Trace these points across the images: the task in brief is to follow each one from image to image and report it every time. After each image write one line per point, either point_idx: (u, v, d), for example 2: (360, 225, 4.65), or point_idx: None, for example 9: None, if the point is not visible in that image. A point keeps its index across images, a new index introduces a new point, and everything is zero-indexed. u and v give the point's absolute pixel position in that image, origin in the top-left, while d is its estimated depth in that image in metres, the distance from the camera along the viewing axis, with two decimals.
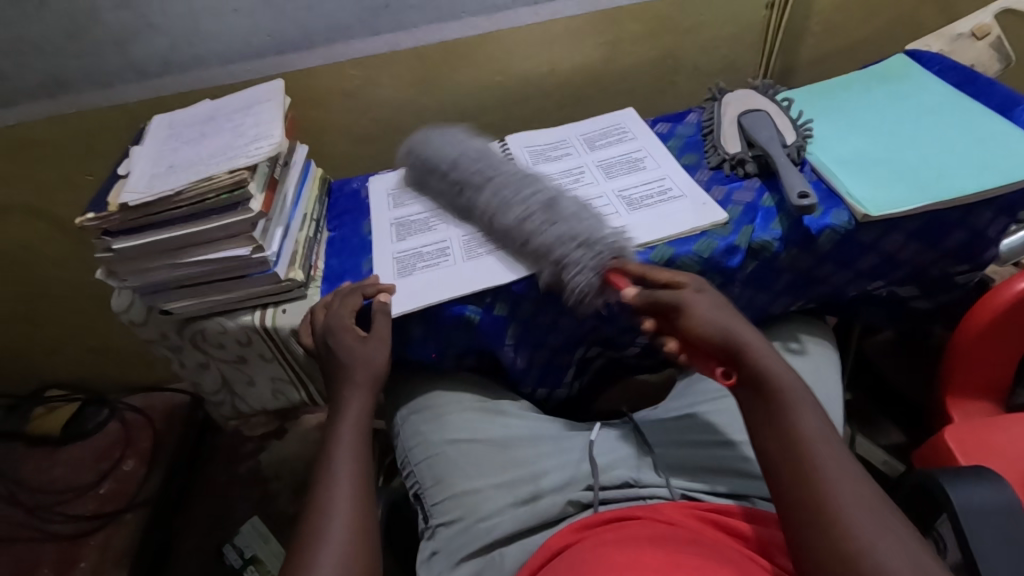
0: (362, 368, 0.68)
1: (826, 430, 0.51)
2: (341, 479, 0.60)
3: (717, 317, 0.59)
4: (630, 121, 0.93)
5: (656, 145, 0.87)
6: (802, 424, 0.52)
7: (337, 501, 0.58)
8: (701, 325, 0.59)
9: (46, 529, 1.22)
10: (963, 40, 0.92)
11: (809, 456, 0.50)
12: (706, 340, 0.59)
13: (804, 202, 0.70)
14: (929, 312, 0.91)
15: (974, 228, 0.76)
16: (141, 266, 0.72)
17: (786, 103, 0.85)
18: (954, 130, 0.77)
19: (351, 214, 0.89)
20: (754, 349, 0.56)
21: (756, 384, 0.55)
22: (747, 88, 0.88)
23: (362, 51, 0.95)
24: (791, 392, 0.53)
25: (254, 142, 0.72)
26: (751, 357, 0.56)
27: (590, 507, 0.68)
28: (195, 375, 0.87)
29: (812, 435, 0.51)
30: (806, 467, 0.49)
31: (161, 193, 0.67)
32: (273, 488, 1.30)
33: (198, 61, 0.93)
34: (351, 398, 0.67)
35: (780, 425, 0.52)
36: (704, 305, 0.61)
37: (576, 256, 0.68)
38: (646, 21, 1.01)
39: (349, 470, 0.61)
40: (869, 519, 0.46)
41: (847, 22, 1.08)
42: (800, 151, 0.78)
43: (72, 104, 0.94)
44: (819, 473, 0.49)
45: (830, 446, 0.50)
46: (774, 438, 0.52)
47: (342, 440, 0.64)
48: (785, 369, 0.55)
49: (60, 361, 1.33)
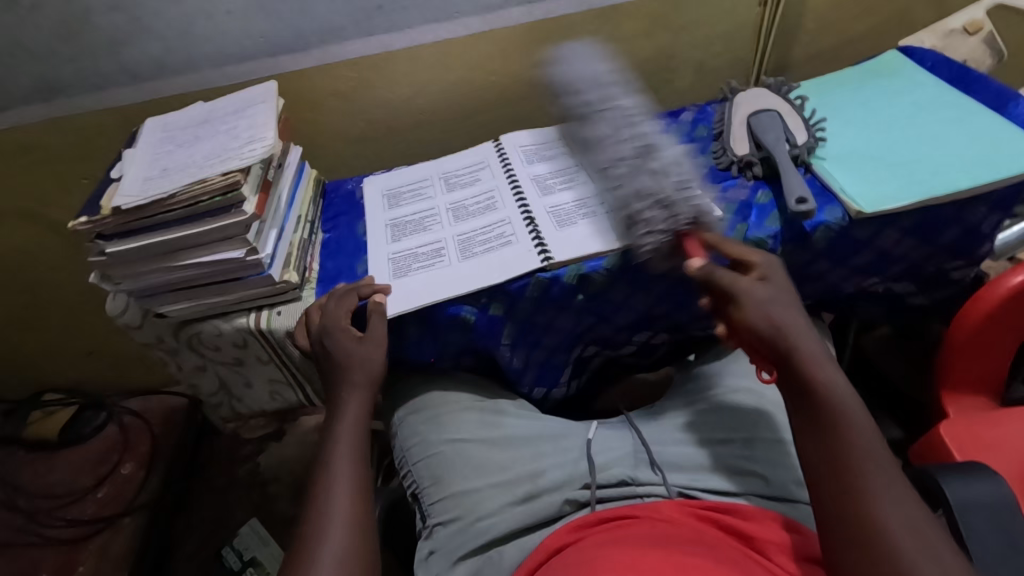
0: (359, 369, 0.68)
1: (873, 444, 0.53)
2: (338, 482, 0.60)
3: (771, 314, 0.60)
4: (555, 134, 0.93)
5: (575, 161, 0.87)
6: (851, 440, 0.53)
7: (334, 502, 0.58)
8: (753, 316, 0.60)
9: (45, 534, 1.22)
10: (956, 36, 0.91)
11: (858, 473, 0.51)
12: (756, 336, 0.60)
13: (803, 207, 0.71)
14: (925, 307, 0.91)
15: (969, 224, 0.76)
16: (136, 270, 0.72)
17: (800, 102, 0.84)
18: (948, 126, 0.78)
19: (347, 216, 0.89)
20: (806, 355, 0.57)
21: (808, 392, 0.56)
22: (758, 87, 0.88)
23: (356, 52, 0.95)
24: (842, 407, 0.55)
25: (247, 144, 0.72)
26: (807, 367, 0.57)
27: (587, 505, 0.68)
28: (192, 378, 0.87)
29: (860, 453, 0.52)
30: (855, 483, 0.51)
31: (154, 196, 0.67)
32: (273, 490, 1.30)
33: (191, 63, 0.93)
34: (349, 401, 0.67)
35: (831, 440, 0.53)
36: (761, 297, 0.61)
37: (653, 215, 0.68)
38: (641, 18, 1.01)
39: (349, 474, 0.61)
40: (909, 538, 0.47)
41: (841, 18, 1.08)
42: (809, 151, 0.78)
43: (67, 107, 0.94)
44: (867, 490, 0.50)
45: (876, 457, 0.52)
46: (824, 449, 0.54)
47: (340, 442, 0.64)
48: (842, 384, 0.56)
49: (58, 365, 1.33)
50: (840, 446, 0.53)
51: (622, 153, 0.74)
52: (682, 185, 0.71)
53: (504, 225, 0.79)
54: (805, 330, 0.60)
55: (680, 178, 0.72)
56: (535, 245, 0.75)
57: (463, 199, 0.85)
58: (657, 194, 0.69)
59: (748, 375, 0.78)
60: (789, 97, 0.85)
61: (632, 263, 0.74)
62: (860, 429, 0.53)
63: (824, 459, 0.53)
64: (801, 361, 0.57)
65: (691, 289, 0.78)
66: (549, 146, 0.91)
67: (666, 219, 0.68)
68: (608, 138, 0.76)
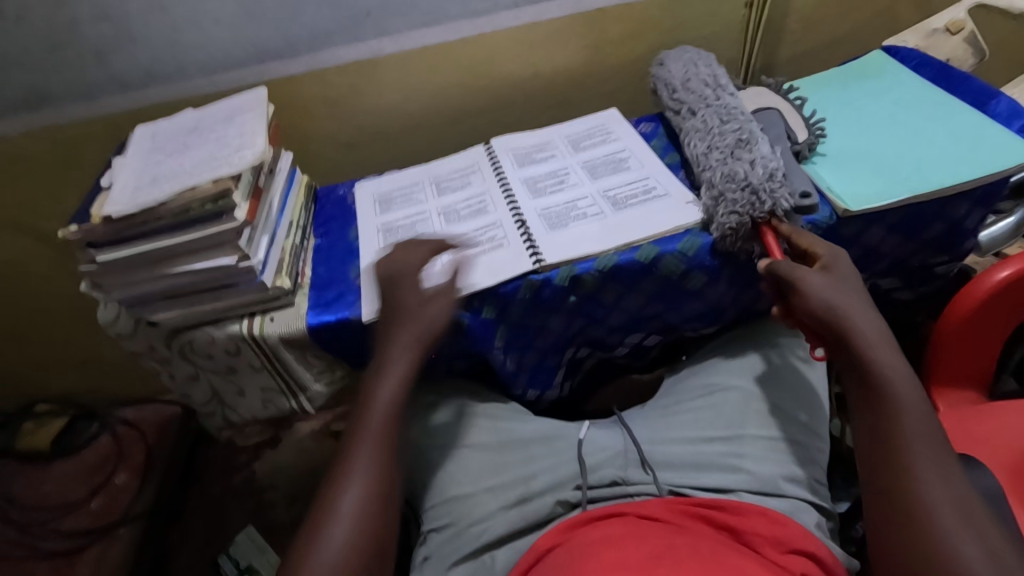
0: (397, 347, 0.67)
1: (920, 424, 0.55)
2: (357, 465, 0.60)
3: (833, 298, 0.61)
4: (557, 135, 0.93)
5: (578, 162, 0.87)
6: (904, 420, 0.55)
7: (355, 477, 0.59)
8: (813, 300, 0.61)
9: (38, 546, 1.21)
10: (938, 35, 0.93)
11: (907, 452, 0.54)
12: (813, 318, 0.61)
13: (802, 202, 0.71)
14: (912, 303, 0.92)
15: (953, 220, 0.77)
16: (127, 279, 0.72)
17: (799, 102, 0.85)
18: (934, 124, 0.79)
19: (338, 221, 0.89)
20: (863, 339, 0.59)
21: (863, 374, 0.58)
22: (759, 87, 0.88)
23: (345, 58, 0.95)
24: (899, 387, 0.57)
25: (237, 151, 0.72)
26: (863, 351, 0.59)
27: (579, 506, 0.69)
28: (184, 386, 0.86)
29: (909, 435, 0.54)
30: (901, 462, 0.53)
31: (144, 204, 0.67)
32: (268, 497, 1.30)
33: (179, 72, 0.93)
34: (384, 375, 0.65)
35: (880, 423, 0.56)
36: (820, 283, 0.62)
37: (735, 197, 0.69)
38: (628, 22, 1.01)
39: (365, 465, 0.60)
40: (951, 510, 0.50)
41: (825, 19, 1.09)
42: (810, 148, 0.78)
43: (55, 117, 0.94)
44: (912, 467, 0.53)
45: (928, 437, 0.54)
46: (875, 429, 0.56)
47: (369, 415, 0.63)
48: (897, 367, 0.58)
49: (49, 376, 1.32)
50: (888, 425, 0.55)
51: (722, 140, 0.75)
52: (770, 171, 0.70)
53: (494, 228, 0.79)
54: (866, 313, 0.61)
55: (766, 160, 0.72)
56: (526, 247, 0.76)
57: (453, 203, 0.85)
58: (753, 179, 0.69)
59: (740, 374, 0.78)
60: (788, 98, 0.86)
61: (623, 264, 0.74)
62: (910, 410, 0.55)
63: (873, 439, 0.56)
64: (858, 346, 0.59)
65: (682, 289, 0.78)
66: (539, 149, 0.91)
67: (752, 205, 0.69)
68: (704, 130, 0.78)
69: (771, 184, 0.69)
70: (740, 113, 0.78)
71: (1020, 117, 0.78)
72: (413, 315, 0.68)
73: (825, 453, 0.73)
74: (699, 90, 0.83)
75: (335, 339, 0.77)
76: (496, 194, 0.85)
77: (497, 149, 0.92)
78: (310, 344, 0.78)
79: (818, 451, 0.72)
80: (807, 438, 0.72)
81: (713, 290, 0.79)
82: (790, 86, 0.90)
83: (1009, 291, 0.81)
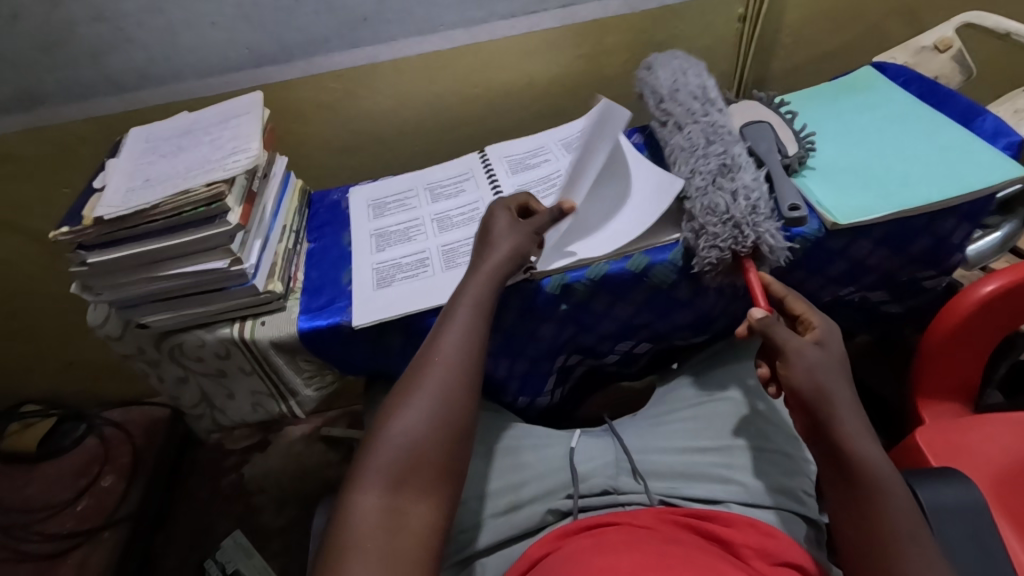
0: (464, 300, 0.66)
1: (905, 512, 0.54)
2: (453, 335, 0.63)
3: (819, 378, 0.60)
4: (552, 140, 0.94)
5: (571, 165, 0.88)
6: (890, 513, 0.54)
7: (452, 334, 0.63)
8: (800, 378, 0.60)
9: (21, 549, 1.20)
10: (926, 53, 0.94)
11: (894, 541, 0.53)
12: (799, 395, 0.60)
13: (794, 214, 0.72)
14: (900, 315, 0.93)
15: (938, 235, 0.78)
16: (118, 281, 0.71)
17: (789, 116, 0.86)
18: (918, 140, 0.80)
19: (331, 226, 0.89)
20: (846, 430, 0.58)
21: (842, 461, 0.57)
22: (750, 100, 0.89)
23: (341, 64, 0.96)
24: (883, 479, 0.56)
25: (231, 155, 0.73)
26: (847, 439, 0.57)
27: (570, 515, 0.69)
28: (174, 389, 0.86)
29: (895, 528, 0.54)
30: (890, 559, 0.52)
31: (136, 207, 0.67)
32: (256, 501, 1.29)
33: (175, 74, 0.93)
34: (449, 322, 0.64)
35: (865, 515, 0.55)
36: (813, 359, 0.60)
37: (717, 231, 0.69)
38: (623, 33, 1.02)
39: (460, 350, 0.62)
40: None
41: (817, 34, 1.10)
42: (800, 162, 0.79)
43: (49, 116, 0.93)
44: (900, 557, 0.52)
45: (912, 534, 0.53)
46: (859, 519, 0.55)
47: (432, 358, 0.62)
48: (876, 452, 0.57)
49: (37, 377, 1.31)
50: (873, 513, 0.55)
51: (706, 164, 0.74)
52: (752, 203, 0.70)
53: None
54: (850, 395, 0.60)
55: (745, 189, 0.71)
56: None
57: (447, 208, 0.86)
58: (733, 214, 0.69)
59: (732, 384, 0.79)
60: (779, 111, 0.87)
61: (614, 274, 0.74)
62: (897, 499, 0.55)
63: (856, 533, 0.55)
64: (839, 434, 0.58)
65: (671, 299, 0.79)
66: (532, 154, 0.91)
67: (731, 242, 0.69)
68: (686, 149, 0.77)
69: (753, 219, 0.69)
70: (726, 134, 0.77)
71: (1004, 135, 0.79)
72: (483, 262, 0.68)
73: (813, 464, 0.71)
74: (687, 102, 0.81)
75: (326, 344, 0.77)
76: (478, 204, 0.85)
77: (491, 158, 0.92)
78: (302, 349, 0.78)
79: (807, 463, 0.70)
80: (790, 447, 0.72)
81: (702, 300, 0.80)
82: (780, 98, 0.91)
83: (993, 305, 0.82)
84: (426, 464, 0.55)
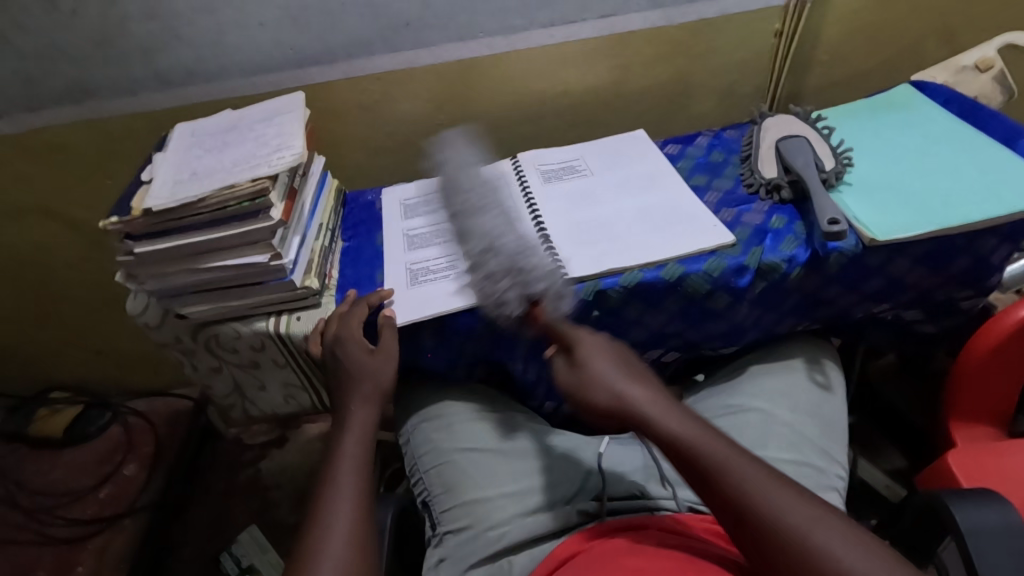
0: (342, 458, 0.62)
1: (739, 462, 0.52)
2: (344, 462, 0.62)
3: (601, 388, 0.60)
4: (589, 155, 0.94)
5: (607, 182, 0.87)
6: (726, 474, 0.52)
7: (346, 458, 0.63)
8: (597, 397, 0.60)
9: (44, 531, 1.22)
10: (967, 72, 0.94)
11: (747, 494, 0.50)
12: (606, 413, 0.59)
13: (834, 227, 0.71)
14: (933, 336, 0.92)
15: (978, 255, 0.78)
16: (160, 271, 0.73)
17: (827, 131, 0.86)
18: (959, 159, 0.79)
19: (366, 226, 0.90)
20: (642, 415, 0.57)
21: (665, 447, 0.56)
22: (787, 114, 0.90)
23: (381, 67, 0.97)
24: (692, 442, 0.54)
25: (275, 152, 0.74)
26: (646, 427, 0.57)
27: (597, 516, 0.68)
28: (207, 379, 0.89)
29: (733, 482, 0.51)
30: (753, 521, 0.49)
31: (184, 200, 0.68)
32: (273, 497, 1.30)
33: (220, 73, 0.95)
34: (340, 474, 0.61)
35: (703, 483, 0.52)
36: (593, 370, 0.61)
37: (502, 291, 0.68)
38: (658, 45, 1.03)
39: (353, 471, 0.61)
40: (818, 528, 0.47)
41: (854, 50, 1.10)
42: (837, 177, 0.79)
43: (97, 109, 0.96)
44: (758, 509, 0.49)
45: (753, 482, 0.51)
46: (701, 486, 0.53)
47: (329, 509, 0.57)
48: (678, 421, 0.56)
49: (67, 363, 1.34)
50: (717, 481, 0.52)
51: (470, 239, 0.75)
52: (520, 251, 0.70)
53: (523, 240, 0.80)
54: (634, 383, 0.60)
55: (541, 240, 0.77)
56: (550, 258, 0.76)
57: None
58: (509, 270, 0.68)
59: (761, 397, 0.80)
60: (816, 126, 0.87)
61: (648, 282, 0.74)
62: (715, 453, 0.53)
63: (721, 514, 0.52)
64: (643, 421, 0.57)
65: (706, 309, 0.79)
66: (567, 167, 0.91)
67: (520, 290, 0.67)
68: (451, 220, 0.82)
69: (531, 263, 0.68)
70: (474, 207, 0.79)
71: None
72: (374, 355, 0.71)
73: (842, 480, 0.74)
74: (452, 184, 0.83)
75: None
76: None
77: (523, 164, 0.92)
78: None
79: (836, 476, 0.73)
80: (823, 463, 0.73)
81: (736, 312, 0.80)
82: (817, 113, 0.91)
83: None
84: None
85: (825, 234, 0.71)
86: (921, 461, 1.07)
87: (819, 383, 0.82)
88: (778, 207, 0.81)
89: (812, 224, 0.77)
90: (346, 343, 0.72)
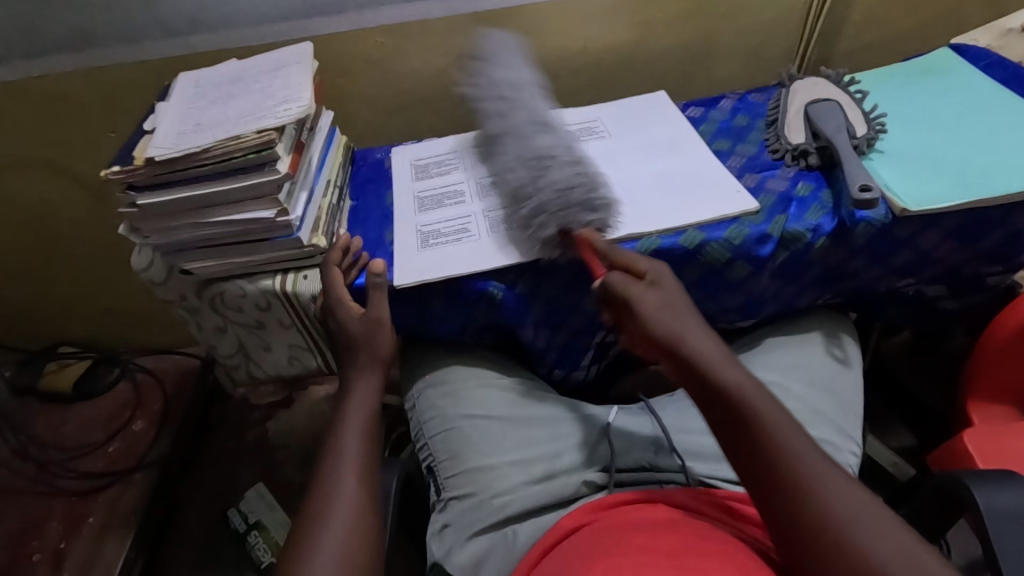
0: (349, 420, 0.62)
1: (790, 429, 0.50)
2: (351, 423, 0.61)
3: (664, 319, 0.58)
4: (607, 116, 0.90)
5: (624, 144, 0.84)
6: (782, 441, 0.49)
7: (353, 421, 0.62)
8: (653, 323, 0.58)
9: (55, 484, 1.23)
10: (1012, 35, 0.88)
11: (794, 464, 0.48)
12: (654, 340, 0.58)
13: (865, 195, 0.67)
14: (957, 313, 0.89)
15: (1013, 229, 0.74)
16: (164, 225, 0.71)
17: (859, 96, 0.82)
18: (999, 128, 0.75)
19: (374, 184, 0.88)
20: (706, 357, 0.55)
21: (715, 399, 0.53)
22: (817, 77, 0.85)
23: (393, 18, 0.93)
24: (757, 397, 0.52)
25: (282, 103, 0.71)
26: (708, 369, 0.54)
27: (604, 488, 0.67)
28: (212, 338, 0.88)
29: (786, 449, 0.49)
30: (802, 487, 0.47)
31: (188, 149, 0.66)
32: (279, 457, 1.31)
33: (226, 22, 0.92)
34: (346, 436, 0.60)
35: (755, 438, 0.50)
36: (653, 302, 0.60)
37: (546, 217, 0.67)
38: (684, 2, 0.98)
39: (361, 434, 0.61)
40: (861, 516, 0.46)
41: (890, 12, 1.05)
42: (868, 144, 0.75)
43: (100, 58, 0.93)
44: (814, 486, 0.47)
45: (808, 457, 0.49)
46: (753, 453, 0.50)
47: (337, 471, 0.57)
48: (740, 374, 0.54)
49: (75, 319, 1.34)
50: (772, 447, 0.49)
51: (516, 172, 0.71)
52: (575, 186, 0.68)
53: None
54: (701, 331, 0.57)
55: (518, 163, 0.71)
56: None
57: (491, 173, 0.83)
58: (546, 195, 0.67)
59: (775, 372, 0.78)
60: (848, 90, 0.83)
61: (666, 249, 0.72)
62: (773, 415, 0.51)
63: (758, 480, 0.50)
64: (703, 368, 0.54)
65: (724, 279, 0.76)
66: (583, 128, 0.88)
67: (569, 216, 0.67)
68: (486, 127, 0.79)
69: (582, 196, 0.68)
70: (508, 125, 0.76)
71: None
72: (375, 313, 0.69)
73: (856, 457, 0.72)
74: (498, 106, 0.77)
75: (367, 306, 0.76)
76: (471, 149, 0.88)
77: None
78: None
79: (850, 454, 0.71)
80: (837, 440, 0.72)
81: (755, 283, 0.77)
82: (849, 76, 0.87)
83: None
84: (362, 547, 0.52)
85: (855, 201, 0.68)
86: (931, 442, 1.05)
87: (836, 359, 0.80)
88: (803, 174, 0.78)
89: (842, 192, 0.73)
90: (342, 308, 0.69)
